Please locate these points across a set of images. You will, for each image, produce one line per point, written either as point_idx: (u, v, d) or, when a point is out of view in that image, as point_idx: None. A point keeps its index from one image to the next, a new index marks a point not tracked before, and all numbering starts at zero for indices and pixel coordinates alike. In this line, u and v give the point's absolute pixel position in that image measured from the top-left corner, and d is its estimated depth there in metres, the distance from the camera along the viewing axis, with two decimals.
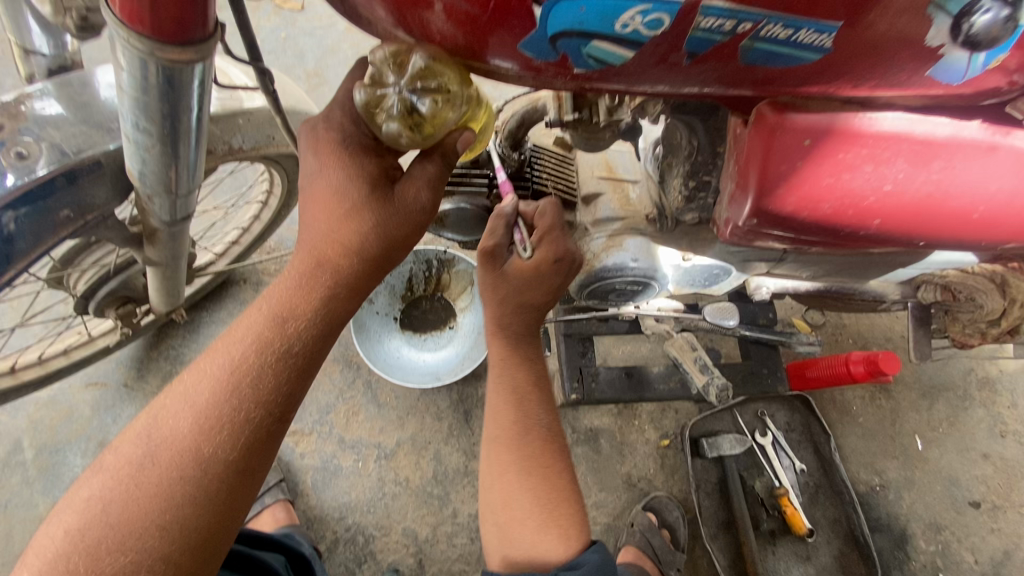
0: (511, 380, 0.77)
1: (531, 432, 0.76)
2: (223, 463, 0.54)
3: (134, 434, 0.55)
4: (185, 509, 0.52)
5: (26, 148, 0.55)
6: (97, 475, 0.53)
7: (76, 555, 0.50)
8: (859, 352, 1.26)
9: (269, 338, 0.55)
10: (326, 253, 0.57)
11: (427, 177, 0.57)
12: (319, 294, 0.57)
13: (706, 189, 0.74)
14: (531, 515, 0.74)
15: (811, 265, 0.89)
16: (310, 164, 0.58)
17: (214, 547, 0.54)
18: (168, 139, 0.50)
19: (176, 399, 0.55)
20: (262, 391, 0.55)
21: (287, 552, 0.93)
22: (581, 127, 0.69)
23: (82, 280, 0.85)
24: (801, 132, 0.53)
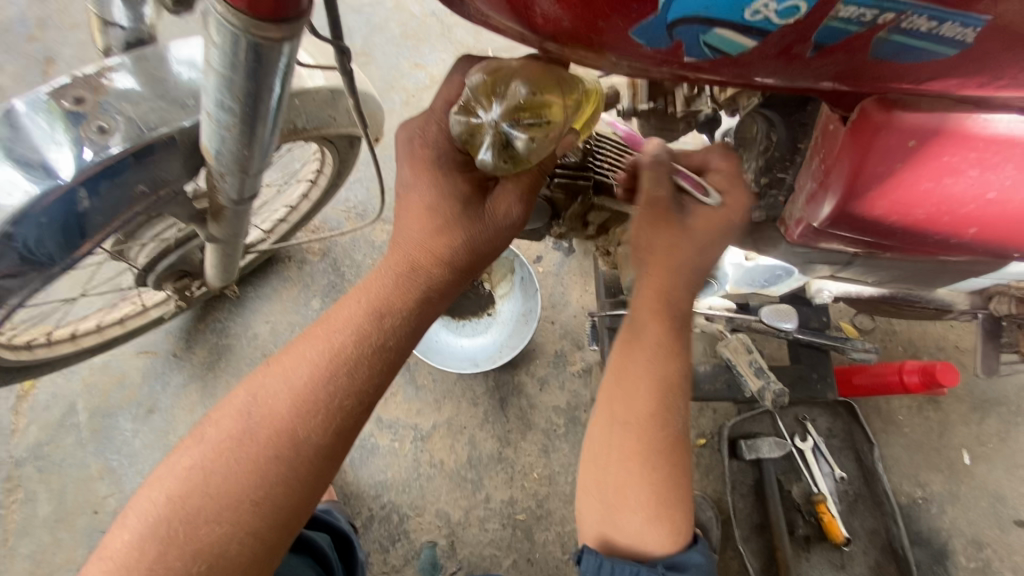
0: (662, 365, 0.70)
1: (662, 439, 0.70)
2: (315, 447, 0.58)
3: (233, 409, 0.59)
4: (278, 486, 0.57)
5: (106, 123, 0.56)
6: (196, 447, 0.58)
7: (176, 521, 0.54)
8: (914, 361, 1.21)
9: (368, 331, 0.62)
10: (422, 258, 0.65)
11: (522, 185, 0.66)
12: (414, 293, 0.64)
13: (779, 186, 0.71)
14: (643, 510, 0.71)
15: (879, 270, 0.85)
16: (405, 177, 0.66)
17: (295, 525, 0.59)
18: (249, 119, 0.50)
19: (274, 379, 0.60)
20: (357, 381, 0.60)
21: (331, 531, 0.95)
22: (655, 117, 0.67)
23: (142, 254, 0.86)
24: (906, 132, 0.50)
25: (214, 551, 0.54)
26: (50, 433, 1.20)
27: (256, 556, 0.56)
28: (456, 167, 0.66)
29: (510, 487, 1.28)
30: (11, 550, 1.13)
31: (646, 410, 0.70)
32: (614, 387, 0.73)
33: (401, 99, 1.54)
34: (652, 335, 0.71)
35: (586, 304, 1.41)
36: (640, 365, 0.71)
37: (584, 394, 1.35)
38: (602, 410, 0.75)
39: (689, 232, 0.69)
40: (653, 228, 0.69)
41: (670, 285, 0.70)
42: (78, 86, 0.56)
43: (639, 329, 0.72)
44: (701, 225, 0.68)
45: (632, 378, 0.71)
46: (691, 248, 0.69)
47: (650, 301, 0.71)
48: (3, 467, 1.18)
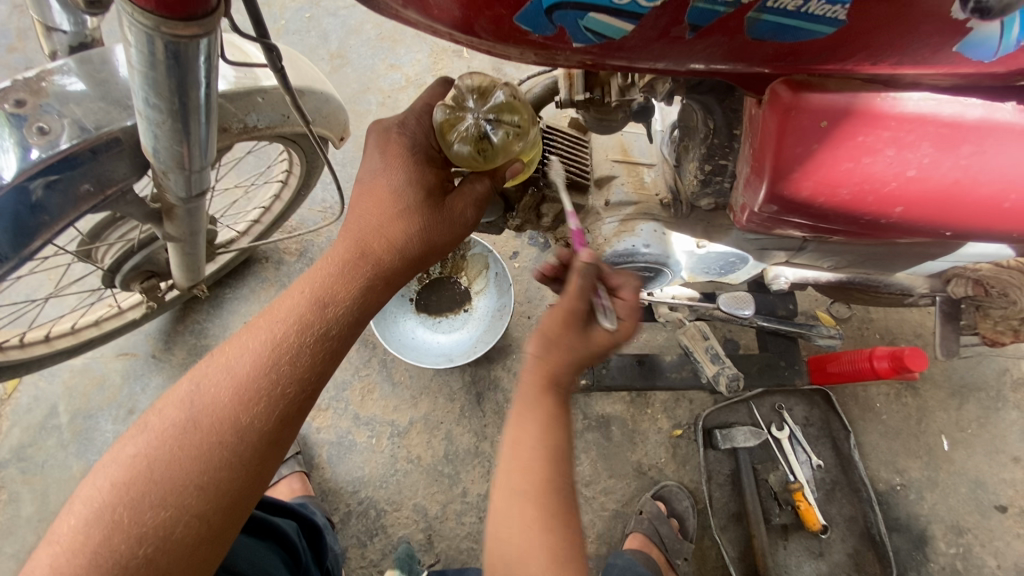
0: (549, 430, 0.66)
1: (558, 525, 0.63)
2: (260, 432, 0.60)
3: (177, 397, 0.60)
4: (221, 471, 0.58)
5: (48, 124, 0.58)
6: (141, 435, 0.59)
7: (119, 506, 0.55)
8: (884, 347, 1.21)
9: (311, 320, 0.64)
10: (371, 247, 0.68)
11: (475, 196, 0.71)
12: (357, 283, 0.67)
13: (723, 173, 0.72)
14: None
15: (832, 254, 0.86)
16: (375, 163, 0.71)
17: (242, 508, 0.60)
18: (179, 116, 0.52)
19: (218, 368, 0.62)
20: (300, 367, 0.63)
21: (298, 519, 0.96)
22: (593, 107, 0.68)
23: (109, 254, 0.89)
24: (818, 112, 0.51)
25: (158, 534, 0.55)
26: (32, 435, 1.22)
27: (200, 539, 0.57)
28: (425, 159, 0.71)
29: (487, 481, 1.30)
30: None
31: (539, 469, 0.64)
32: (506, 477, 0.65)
33: (377, 100, 1.56)
34: (541, 413, 0.67)
35: None
36: (544, 437, 0.66)
37: None
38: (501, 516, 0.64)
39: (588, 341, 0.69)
40: (564, 331, 0.68)
41: (553, 370, 0.69)
42: (19, 89, 0.58)
43: (528, 401, 0.68)
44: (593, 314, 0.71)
45: (522, 444, 0.66)
46: (579, 331, 0.69)
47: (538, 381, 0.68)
48: None
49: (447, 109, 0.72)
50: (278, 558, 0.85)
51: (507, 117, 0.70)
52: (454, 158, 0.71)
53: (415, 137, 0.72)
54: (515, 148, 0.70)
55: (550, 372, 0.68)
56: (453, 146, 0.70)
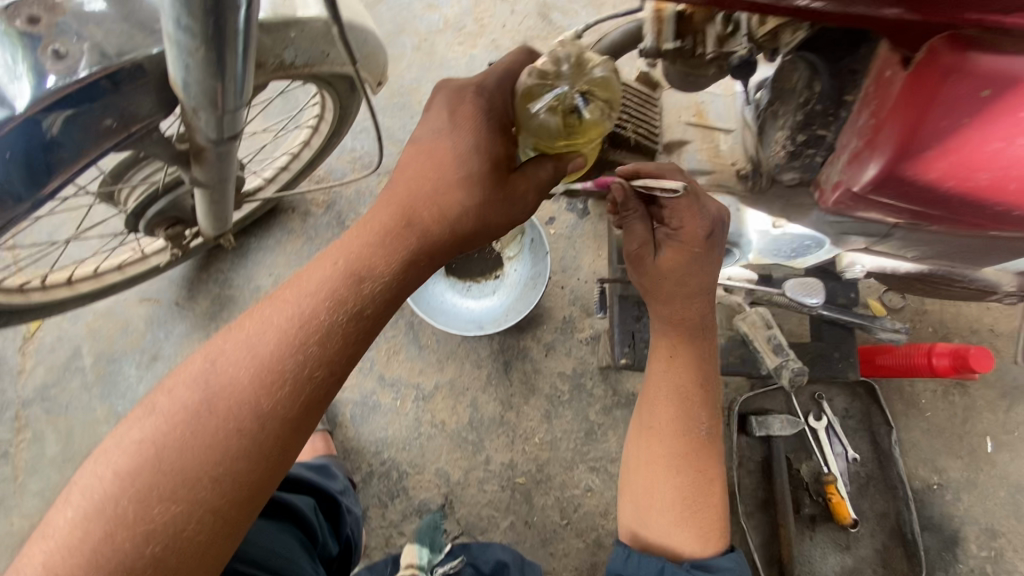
0: (686, 379, 0.79)
1: (696, 450, 0.78)
2: (281, 419, 0.57)
3: (189, 378, 0.56)
4: (239, 463, 0.55)
5: (64, 47, 0.50)
6: (150, 418, 0.55)
7: (125, 499, 0.52)
8: (945, 343, 1.13)
9: (343, 298, 0.60)
10: (417, 216, 0.64)
11: (539, 180, 0.68)
12: (395, 259, 0.62)
13: (817, 145, 0.64)
14: (669, 511, 0.77)
15: (921, 244, 0.77)
16: (442, 128, 0.66)
17: (259, 500, 0.57)
18: (214, 42, 0.44)
19: (235, 347, 0.58)
20: (327, 352, 0.59)
21: (314, 494, 0.96)
22: (680, 59, 0.59)
23: (133, 197, 0.83)
24: (982, 77, 0.43)
25: (168, 531, 0.52)
26: (56, 375, 1.21)
27: (214, 534, 0.54)
28: (499, 126, 0.67)
29: (511, 451, 1.27)
30: (21, 486, 1.16)
31: (667, 416, 0.79)
32: (639, 404, 0.83)
33: (412, 43, 1.45)
34: (678, 356, 0.80)
35: (597, 270, 1.35)
36: (684, 378, 0.79)
37: (591, 362, 1.32)
38: (635, 431, 0.84)
39: (665, 270, 0.76)
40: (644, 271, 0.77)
41: (683, 312, 0.78)
42: (32, 3, 0.49)
43: (671, 349, 0.80)
44: (674, 271, 0.75)
45: (661, 389, 0.80)
46: (695, 275, 0.76)
47: (673, 331, 0.80)
48: (12, 407, 1.20)
49: (537, 72, 0.68)
50: (293, 538, 0.84)
51: (598, 97, 0.68)
52: (531, 126, 0.68)
53: (491, 101, 0.67)
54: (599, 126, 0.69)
55: (699, 316, 0.79)
56: (536, 113, 0.67)
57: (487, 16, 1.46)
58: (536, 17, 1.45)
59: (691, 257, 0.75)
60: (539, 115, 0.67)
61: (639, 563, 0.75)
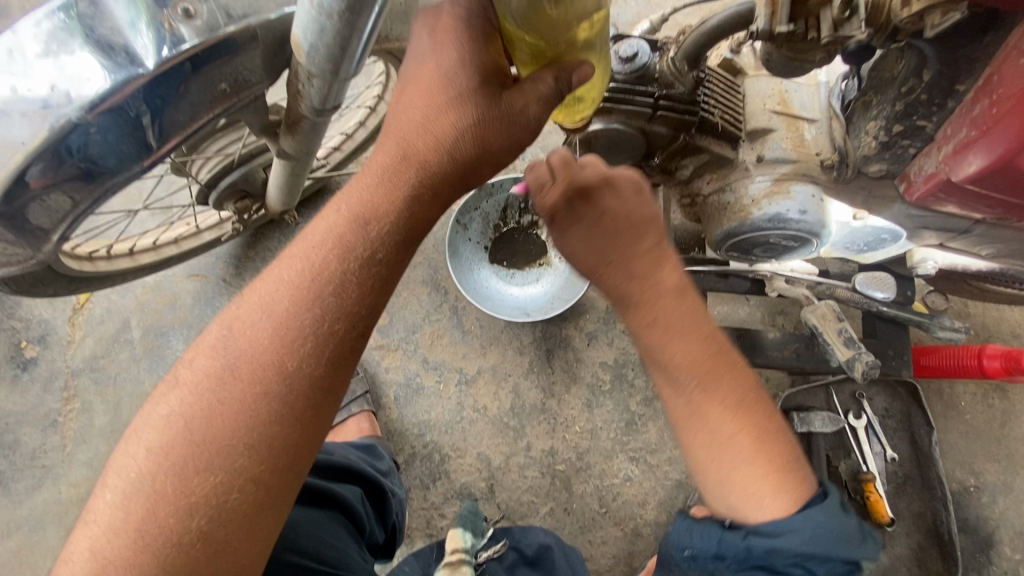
0: (623, 286, 0.66)
1: (701, 397, 0.61)
2: (307, 378, 0.50)
3: (208, 345, 0.50)
4: (271, 426, 0.48)
5: (192, 7, 0.50)
6: (173, 391, 0.49)
7: (162, 475, 0.46)
8: (996, 345, 1.13)
9: (353, 242, 0.53)
10: (416, 147, 0.57)
11: (539, 94, 0.56)
12: (403, 193, 0.55)
13: (914, 137, 0.64)
14: (701, 449, 0.62)
15: (998, 241, 0.77)
16: (428, 52, 0.57)
17: (301, 468, 0.50)
18: (353, 6, 0.44)
19: (250, 307, 0.51)
20: (347, 300, 0.51)
21: (363, 483, 0.88)
22: (790, 43, 0.58)
23: (205, 168, 0.83)
24: None
25: (211, 503, 0.46)
26: (104, 347, 1.22)
27: (261, 503, 0.47)
28: (484, 36, 0.56)
29: (552, 438, 1.28)
30: (68, 455, 1.17)
31: (644, 339, 0.65)
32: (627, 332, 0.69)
33: None
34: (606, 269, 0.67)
35: None
36: (618, 274, 0.66)
37: (632, 352, 1.32)
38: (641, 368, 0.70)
39: (588, 244, 0.68)
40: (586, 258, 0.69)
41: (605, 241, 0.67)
42: None
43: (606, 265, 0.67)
44: (582, 241, 0.68)
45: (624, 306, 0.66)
46: (607, 218, 0.67)
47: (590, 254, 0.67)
48: (60, 376, 1.20)
49: None
50: (345, 531, 0.77)
51: None
52: (515, 20, 0.53)
53: (470, 6, 0.56)
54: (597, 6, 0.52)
55: (630, 233, 0.67)
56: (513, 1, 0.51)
57: None
58: None
59: (589, 222, 0.67)
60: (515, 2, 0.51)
61: (698, 532, 0.63)
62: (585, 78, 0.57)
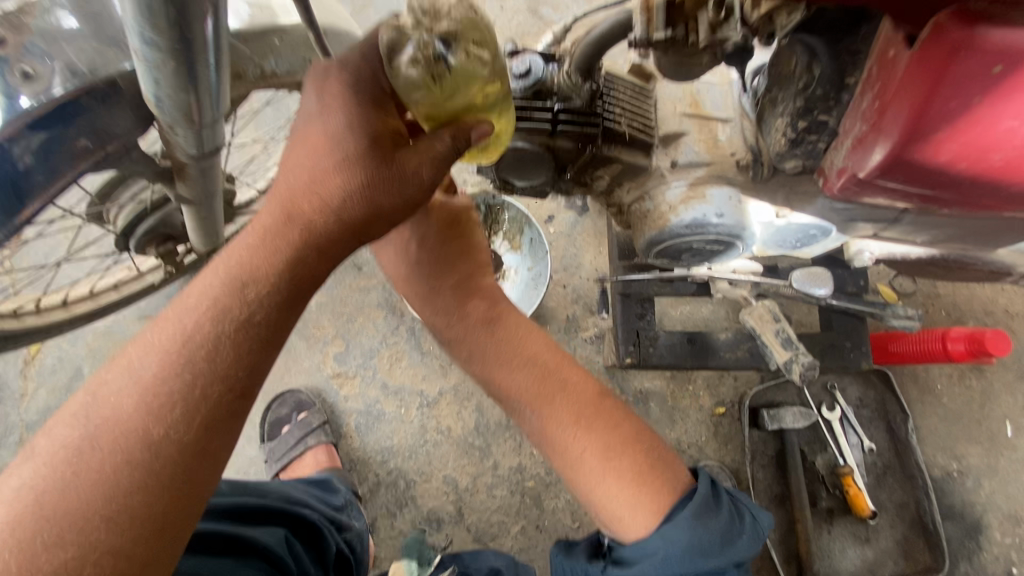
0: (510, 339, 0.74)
1: (548, 416, 0.70)
2: (177, 446, 0.48)
3: (70, 414, 0.49)
4: (135, 496, 0.47)
5: (32, 68, 0.49)
6: (29, 463, 0.47)
7: (5, 553, 0.44)
8: (959, 328, 1.11)
9: (227, 304, 0.51)
10: (299, 205, 0.55)
11: (434, 154, 0.55)
12: (282, 252, 0.54)
13: (820, 131, 0.61)
14: (592, 470, 0.68)
15: (932, 228, 0.74)
16: (316, 112, 0.56)
17: (172, 538, 0.48)
18: (182, 55, 0.43)
19: (118, 373, 0.50)
20: (220, 364, 0.50)
21: (289, 522, 0.85)
22: (673, 48, 0.56)
23: (120, 217, 0.82)
24: (994, 55, 0.41)
25: None
26: (58, 398, 1.20)
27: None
28: (373, 100, 0.56)
29: (519, 455, 1.25)
30: None
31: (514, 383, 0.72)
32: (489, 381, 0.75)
33: None
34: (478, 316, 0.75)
35: (599, 267, 1.33)
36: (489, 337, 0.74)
37: (596, 361, 1.30)
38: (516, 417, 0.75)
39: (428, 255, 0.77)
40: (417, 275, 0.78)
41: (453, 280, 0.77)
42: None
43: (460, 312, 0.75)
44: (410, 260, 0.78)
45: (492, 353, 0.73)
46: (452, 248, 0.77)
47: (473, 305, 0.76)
48: (16, 431, 1.19)
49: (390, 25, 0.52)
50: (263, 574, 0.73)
51: (468, 40, 0.51)
52: (402, 89, 0.54)
53: (358, 73, 0.56)
54: (484, 74, 0.53)
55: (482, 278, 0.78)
56: (400, 74, 0.52)
57: None
58: (526, 13, 1.42)
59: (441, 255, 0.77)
60: (404, 73, 0.52)
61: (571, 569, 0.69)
62: (485, 134, 0.56)
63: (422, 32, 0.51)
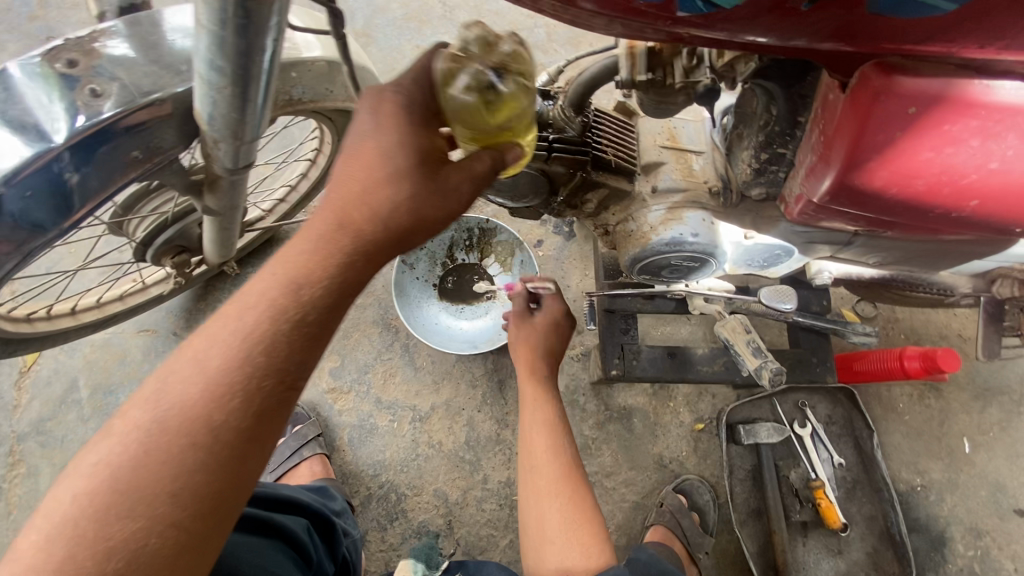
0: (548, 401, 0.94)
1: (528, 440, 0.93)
2: (235, 432, 0.51)
3: (142, 397, 0.51)
4: (197, 476, 0.49)
5: (100, 87, 0.55)
6: (103, 441, 0.49)
7: (83, 523, 0.46)
8: (916, 346, 1.19)
9: (290, 300, 0.54)
10: (360, 208, 0.57)
11: (474, 173, 0.61)
12: (342, 250, 0.56)
13: (779, 162, 0.71)
14: (558, 495, 0.87)
15: (880, 250, 0.83)
16: (380, 128, 0.58)
17: (225, 516, 0.51)
18: (240, 80, 0.50)
19: (185, 361, 0.52)
20: (278, 357, 0.53)
21: (310, 514, 0.89)
22: (653, 89, 0.66)
23: (141, 227, 0.88)
24: (908, 98, 0.51)
25: (129, 551, 0.46)
26: (51, 409, 1.21)
27: (177, 559, 0.48)
28: (427, 114, 0.60)
29: (508, 469, 1.29)
30: (13, 522, 1.15)
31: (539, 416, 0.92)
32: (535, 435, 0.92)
33: None
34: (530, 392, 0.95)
35: (585, 288, 1.41)
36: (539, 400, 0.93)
37: (582, 377, 1.37)
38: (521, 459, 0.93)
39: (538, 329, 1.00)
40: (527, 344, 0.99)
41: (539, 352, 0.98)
42: (71, 49, 0.56)
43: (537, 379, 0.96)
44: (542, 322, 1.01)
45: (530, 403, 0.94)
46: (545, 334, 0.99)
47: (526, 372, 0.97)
48: (6, 442, 1.19)
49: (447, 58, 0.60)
50: (286, 559, 0.78)
51: (516, 72, 0.61)
52: (451, 110, 0.60)
53: (411, 97, 0.60)
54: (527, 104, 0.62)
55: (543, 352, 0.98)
56: (454, 97, 0.59)
57: None
58: None
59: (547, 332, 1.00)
60: (457, 97, 0.59)
61: None
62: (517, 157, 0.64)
63: (477, 64, 0.59)
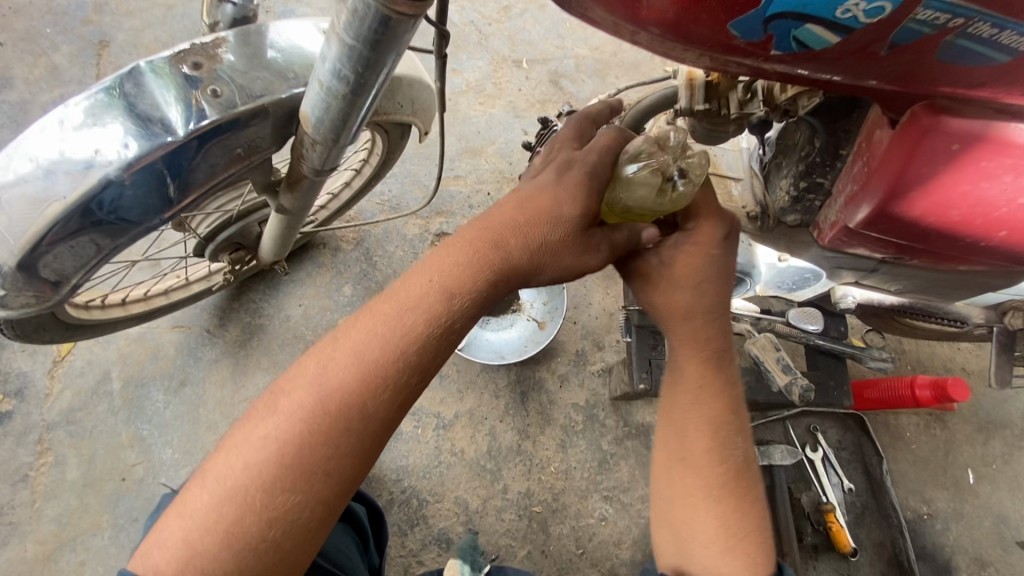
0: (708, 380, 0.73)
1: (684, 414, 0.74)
2: (381, 421, 0.57)
3: (305, 379, 0.57)
4: (347, 458, 0.56)
5: (219, 88, 0.60)
6: (271, 416, 0.56)
7: (252, 489, 0.53)
8: (926, 376, 1.25)
9: (440, 311, 0.60)
10: (513, 237, 0.64)
11: (612, 243, 0.67)
12: (488, 273, 0.63)
13: (817, 192, 0.77)
14: (710, 501, 0.70)
15: (903, 278, 0.89)
16: (558, 176, 0.66)
17: (353, 492, 0.58)
18: (355, 90, 0.55)
19: (345, 351, 0.58)
20: (425, 361, 0.59)
21: (365, 503, 0.91)
22: (708, 117, 0.72)
23: (206, 223, 0.92)
24: (953, 136, 0.58)
25: (287, 518, 0.53)
26: (82, 400, 1.23)
27: (324, 526, 0.55)
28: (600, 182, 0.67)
29: (528, 480, 1.31)
30: (37, 511, 1.16)
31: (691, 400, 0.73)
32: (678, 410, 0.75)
33: None
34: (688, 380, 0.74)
35: (608, 306, 1.46)
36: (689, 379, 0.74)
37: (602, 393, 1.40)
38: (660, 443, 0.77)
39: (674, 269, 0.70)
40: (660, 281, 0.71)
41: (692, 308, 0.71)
42: (197, 53, 0.61)
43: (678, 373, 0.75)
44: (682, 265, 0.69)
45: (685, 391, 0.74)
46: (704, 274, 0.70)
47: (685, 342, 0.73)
48: (35, 430, 1.20)
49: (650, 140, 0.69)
50: (351, 540, 0.84)
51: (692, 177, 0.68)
52: (626, 181, 0.68)
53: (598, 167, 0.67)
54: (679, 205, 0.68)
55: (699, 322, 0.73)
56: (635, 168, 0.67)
57: (505, 81, 1.63)
58: (548, 84, 1.63)
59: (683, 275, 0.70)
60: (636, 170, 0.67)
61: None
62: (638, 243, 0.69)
63: (668, 158, 0.67)
